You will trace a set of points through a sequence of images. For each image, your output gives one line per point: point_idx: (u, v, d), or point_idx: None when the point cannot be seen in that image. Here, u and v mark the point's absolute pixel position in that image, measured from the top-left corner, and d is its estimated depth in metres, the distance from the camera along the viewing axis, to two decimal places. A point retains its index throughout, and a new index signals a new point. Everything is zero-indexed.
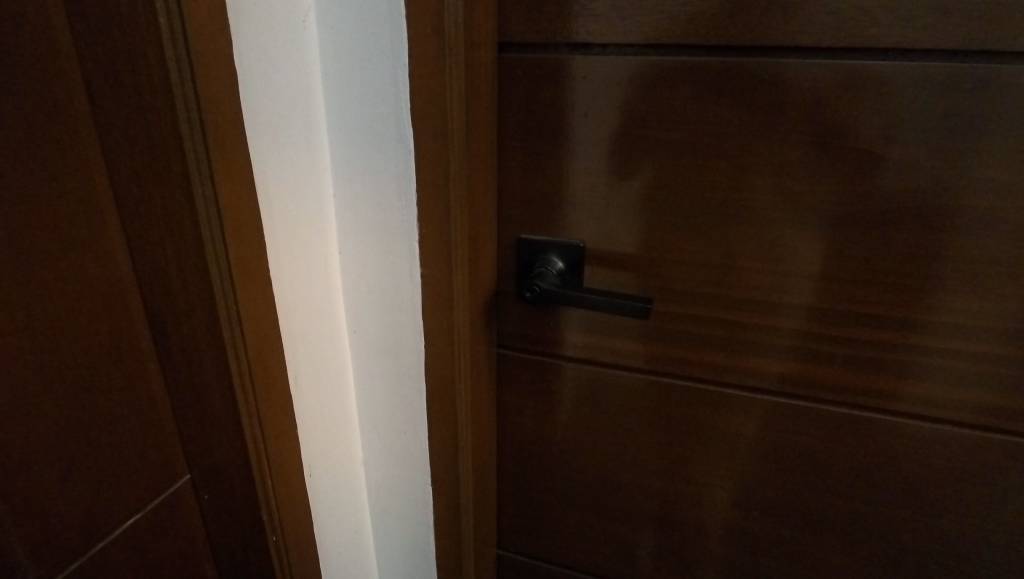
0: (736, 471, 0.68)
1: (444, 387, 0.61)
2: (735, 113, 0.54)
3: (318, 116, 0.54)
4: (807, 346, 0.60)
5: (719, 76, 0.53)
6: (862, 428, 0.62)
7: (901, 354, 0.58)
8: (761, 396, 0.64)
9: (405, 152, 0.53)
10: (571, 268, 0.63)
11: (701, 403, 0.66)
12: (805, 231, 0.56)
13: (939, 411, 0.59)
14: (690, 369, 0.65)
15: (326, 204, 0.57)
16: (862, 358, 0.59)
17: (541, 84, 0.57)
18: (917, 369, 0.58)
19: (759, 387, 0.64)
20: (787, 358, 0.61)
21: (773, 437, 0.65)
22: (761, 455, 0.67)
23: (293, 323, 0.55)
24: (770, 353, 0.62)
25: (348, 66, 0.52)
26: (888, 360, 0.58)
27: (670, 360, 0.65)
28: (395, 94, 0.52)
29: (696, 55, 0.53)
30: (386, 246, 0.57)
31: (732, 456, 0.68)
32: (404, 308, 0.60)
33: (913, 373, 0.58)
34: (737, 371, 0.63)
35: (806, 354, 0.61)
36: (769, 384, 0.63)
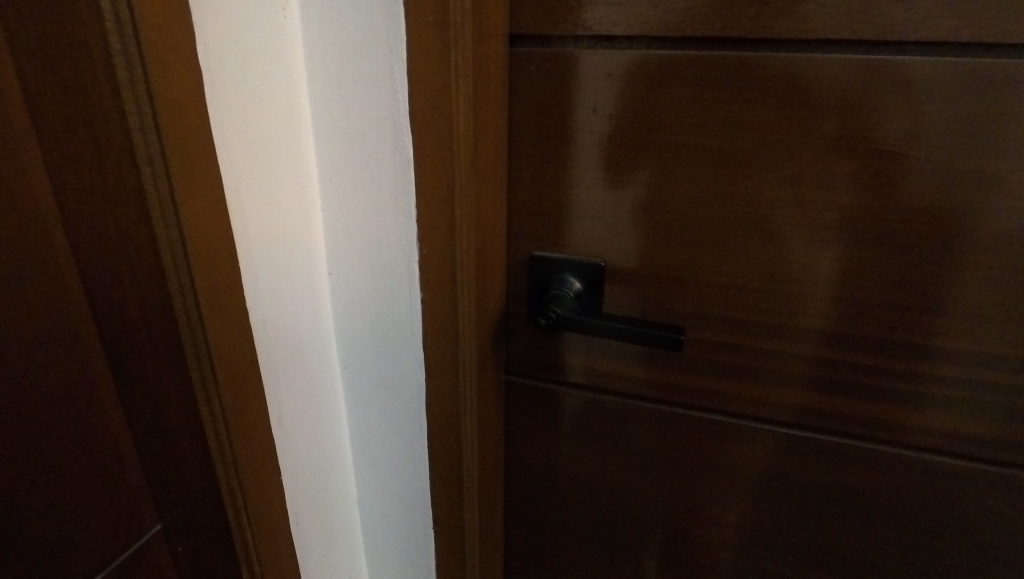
0: (753, 509, 0.61)
1: (448, 423, 0.55)
2: (783, 117, 0.46)
3: (303, 121, 0.47)
4: (849, 380, 0.53)
5: (765, 76, 0.46)
6: (913, 470, 0.55)
7: (960, 390, 0.51)
8: (769, 427, 0.57)
9: (403, 161, 0.46)
10: (591, 290, 0.56)
11: (717, 436, 0.59)
12: (844, 248, 0.49)
13: (983, 450, 0.52)
14: (700, 400, 0.58)
15: (313, 220, 0.50)
16: (892, 391, 0.52)
17: (558, 83, 0.50)
18: (932, 401, 0.52)
19: (768, 418, 0.57)
20: (794, 387, 0.55)
21: (811, 477, 0.58)
22: (783, 494, 0.59)
23: (277, 357, 0.48)
24: (776, 381, 0.55)
25: (338, 62, 0.45)
26: (913, 391, 0.52)
27: (692, 391, 0.58)
28: (392, 95, 0.44)
29: (739, 50, 0.46)
30: (383, 267, 0.51)
31: (739, 492, 0.61)
32: (403, 337, 0.53)
33: (930, 404, 0.52)
34: (746, 401, 0.57)
35: (818, 384, 0.54)
36: (790, 416, 0.56)
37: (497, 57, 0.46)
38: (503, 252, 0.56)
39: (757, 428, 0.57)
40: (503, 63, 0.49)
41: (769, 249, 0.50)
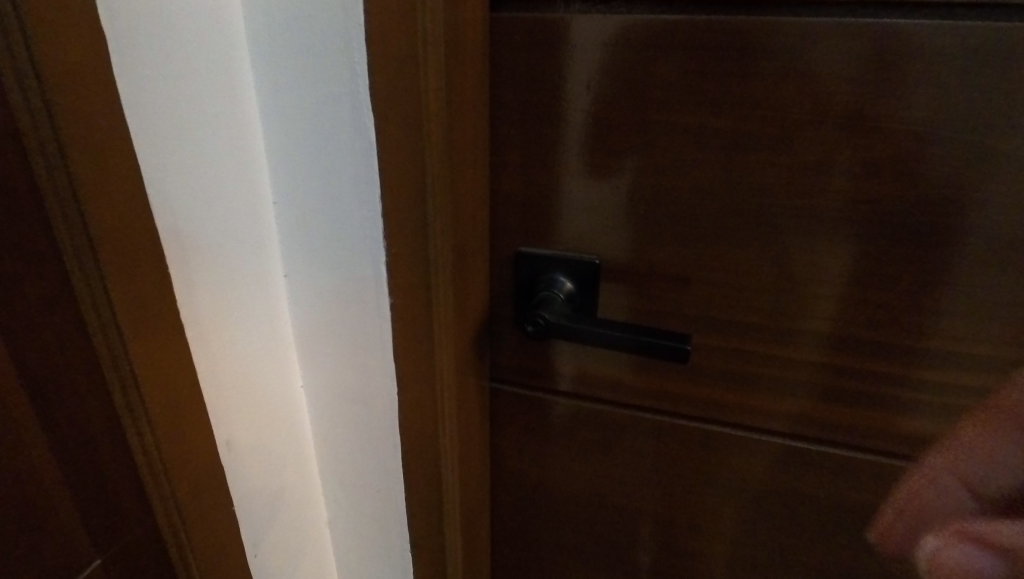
0: (759, 527, 0.56)
1: (424, 441, 0.49)
2: (808, 93, 0.40)
3: (246, 97, 0.39)
4: (868, 390, 0.47)
5: (788, 46, 0.39)
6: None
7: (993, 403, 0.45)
8: (778, 441, 0.51)
9: (365, 147, 0.39)
10: (584, 291, 0.49)
11: (722, 450, 0.53)
12: (874, 244, 0.43)
13: None
14: (704, 411, 0.52)
15: (264, 214, 0.43)
16: (919, 402, 0.47)
17: (546, 53, 0.43)
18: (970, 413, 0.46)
19: (777, 431, 0.51)
20: (808, 398, 0.49)
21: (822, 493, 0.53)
22: (788, 511, 0.54)
23: (223, 374, 0.42)
24: (788, 391, 0.49)
25: (286, 29, 0.38)
26: (944, 403, 0.46)
27: (694, 400, 0.52)
28: (349, 68, 0.37)
29: (758, 15, 0.39)
30: (346, 269, 0.44)
31: (745, 509, 0.55)
32: (371, 347, 0.46)
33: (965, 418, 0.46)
34: (753, 413, 0.51)
35: (836, 394, 0.48)
36: (802, 430, 0.50)
37: (473, 24, 0.39)
38: (484, 247, 0.49)
39: (765, 441, 0.52)
40: (482, 31, 0.42)
41: (785, 245, 0.44)
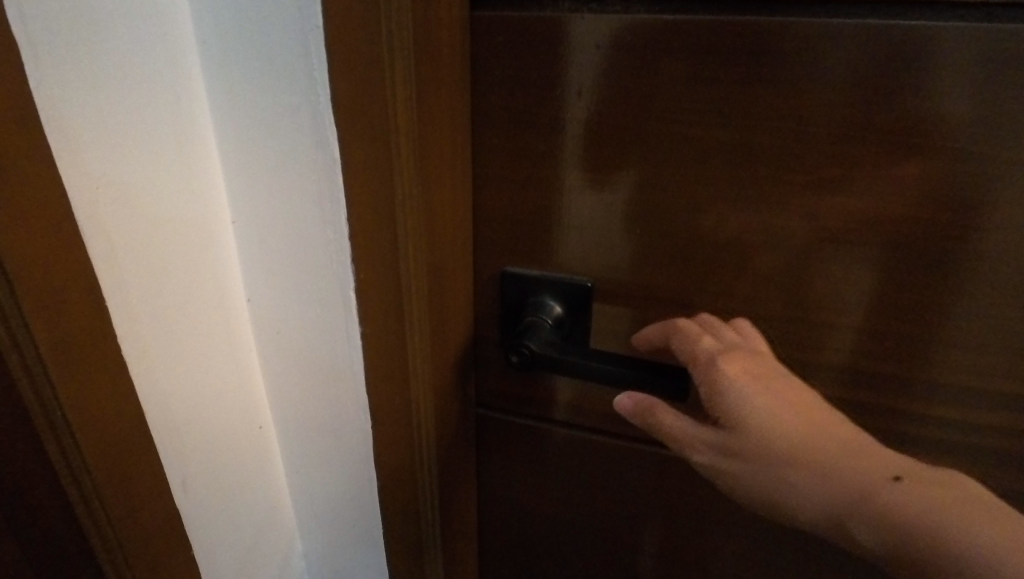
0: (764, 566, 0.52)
1: (402, 478, 0.45)
2: (824, 104, 0.35)
3: (197, 108, 0.36)
4: (877, 425, 0.44)
5: (802, 50, 0.35)
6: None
7: (1010, 442, 0.42)
8: None
9: (328, 162, 0.35)
10: (574, 315, 0.46)
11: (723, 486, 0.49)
12: (893, 271, 0.39)
13: None
14: None
15: (220, 232, 0.39)
16: (932, 439, 0.43)
17: (533, 57, 0.39)
18: (988, 453, 0.43)
19: None
20: None
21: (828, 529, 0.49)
22: (794, 550, 0.50)
23: (175, 409, 0.38)
24: None
25: (238, 30, 0.33)
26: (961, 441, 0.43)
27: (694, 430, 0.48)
28: (307, 75, 0.33)
29: (769, 14, 0.35)
30: (312, 294, 0.40)
31: (748, 547, 0.52)
32: (342, 377, 0.42)
33: (983, 457, 0.43)
34: None
35: None
36: None
37: (449, 26, 0.35)
38: (467, 266, 0.45)
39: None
40: (461, 32, 0.38)
41: (795, 270, 0.40)
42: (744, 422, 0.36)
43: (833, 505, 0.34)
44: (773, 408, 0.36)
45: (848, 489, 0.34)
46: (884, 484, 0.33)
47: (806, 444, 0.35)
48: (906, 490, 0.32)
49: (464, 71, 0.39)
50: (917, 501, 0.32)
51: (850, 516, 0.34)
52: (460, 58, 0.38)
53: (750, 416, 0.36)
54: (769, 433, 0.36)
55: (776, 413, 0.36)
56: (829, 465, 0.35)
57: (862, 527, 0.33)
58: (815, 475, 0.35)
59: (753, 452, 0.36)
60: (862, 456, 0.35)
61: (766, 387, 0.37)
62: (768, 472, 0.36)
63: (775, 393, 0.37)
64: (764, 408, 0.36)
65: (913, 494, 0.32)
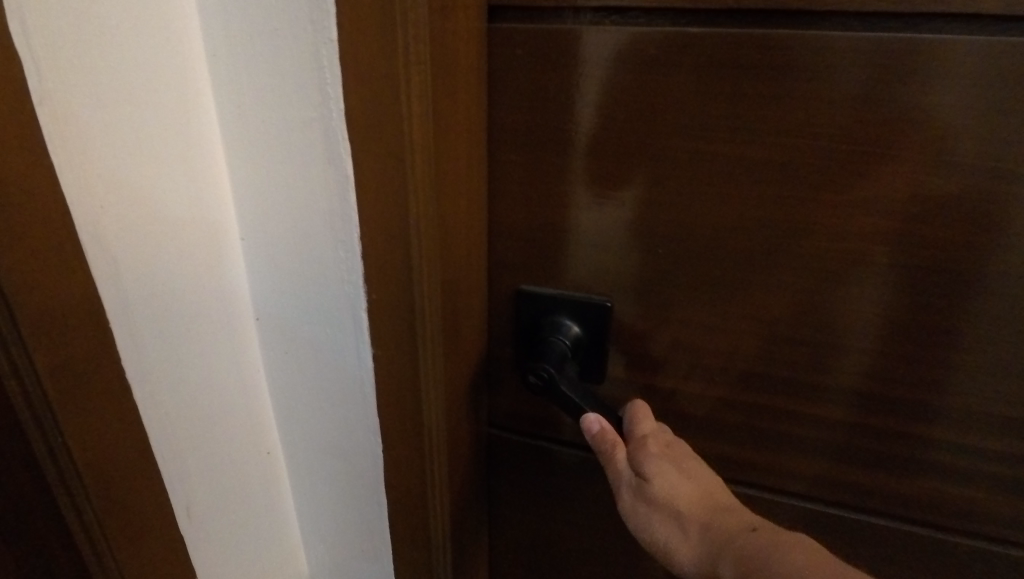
0: None
1: (412, 503, 0.43)
2: (857, 120, 0.34)
3: (206, 123, 0.35)
4: (903, 452, 0.42)
5: (835, 65, 0.33)
6: (970, 560, 0.44)
7: None
8: (804, 503, 0.46)
9: (340, 180, 0.34)
10: (592, 337, 0.44)
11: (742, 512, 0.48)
12: (926, 294, 0.37)
13: None
14: (724, 468, 0.47)
15: (228, 250, 0.38)
16: (962, 468, 0.41)
17: (551, 71, 0.38)
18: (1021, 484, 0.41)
19: (799, 492, 0.46)
20: (838, 459, 0.44)
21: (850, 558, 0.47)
22: None
23: (178, 432, 0.37)
24: (814, 451, 0.44)
25: (250, 43, 0.32)
26: (992, 471, 0.41)
27: (709, 449, 0.46)
28: (319, 89, 0.32)
29: (800, 27, 0.33)
30: (322, 314, 0.39)
31: None
32: (352, 399, 0.41)
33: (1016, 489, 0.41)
34: (776, 471, 0.46)
35: (871, 456, 0.43)
36: (831, 492, 0.45)
37: (466, 40, 0.34)
38: (481, 284, 0.44)
39: (784, 501, 0.46)
40: (478, 45, 0.37)
41: (823, 293, 0.39)
42: (647, 484, 0.38)
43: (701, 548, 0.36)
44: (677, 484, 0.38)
45: (713, 536, 0.36)
46: (740, 530, 0.35)
47: (694, 511, 0.38)
48: (760, 538, 0.34)
49: (480, 84, 0.38)
50: (760, 544, 0.34)
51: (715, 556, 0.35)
52: (477, 71, 0.37)
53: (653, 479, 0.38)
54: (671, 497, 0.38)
55: (676, 487, 0.38)
56: (706, 521, 0.37)
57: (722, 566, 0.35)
58: (696, 530, 0.37)
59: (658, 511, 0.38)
60: (735, 517, 0.37)
61: (679, 470, 0.39)
62: (668, 530, 0.38)
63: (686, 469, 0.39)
64: (670, 481, 0.39)
65: (762, 540, 0.34)
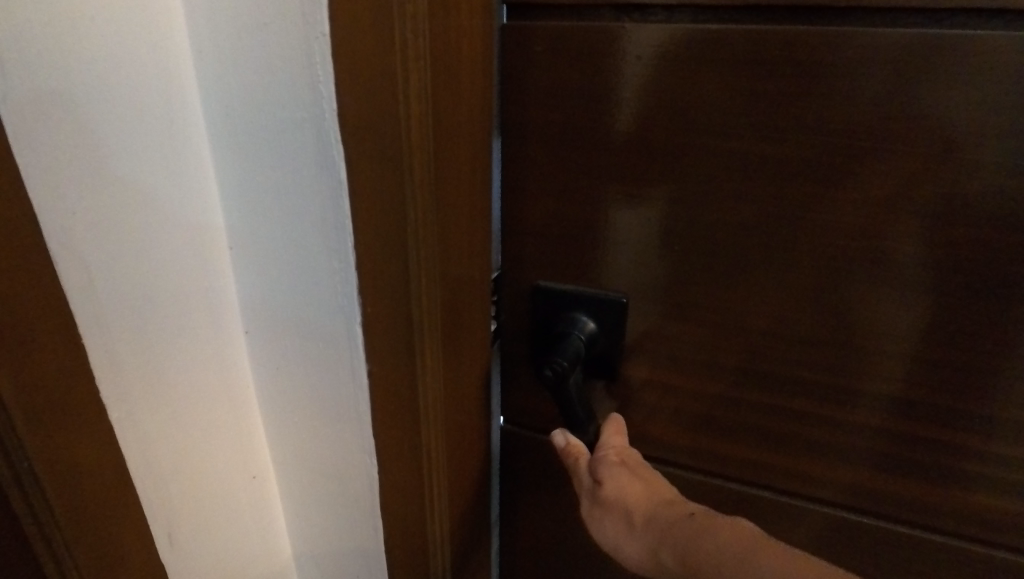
0: None
1: (411, 528, 0.41)
2: (892, 120, 0.31)
3: (192, 126, 0.32)
4: (941, 479, 0.39)
5: (866, 63, 0.31)
6: None
7: None
8: (832, 533, 0.43)
9: (334, 185, 0.31)
10: (609, 336, 0.42)
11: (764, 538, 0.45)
12: (970, 312, 0.34)
13: None
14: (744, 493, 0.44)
15: (215, 256, 0.35)
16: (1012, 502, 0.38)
17: (563, 72, 0.36)
18: None
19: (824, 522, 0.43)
20: (869, 488, 0.40)
21: None
22: None
23: (160, 452, 0.35)
24: (843, 479, 0.41)
25: (239, 38, 0.30)
26: None
27: (728, 464, 0.43)
28: (312, 88, 0.29)
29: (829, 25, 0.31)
30: (315, 327, 0.36)
31: None
32: (347, 418, 0.39)
33: None
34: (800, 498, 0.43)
35: (907, 485, 0.40)
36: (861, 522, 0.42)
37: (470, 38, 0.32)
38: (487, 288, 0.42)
39: (806, 523, 0.43)
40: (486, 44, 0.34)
41: (854, 309, 0.36)
42: (601, 486, 0.38)
43: (650, 545, 0.34)
44: (629, 487, 0.38)
45: (657, 529, 0.35)
46: (680, 519, 0.34)
47: (643, 509, 0.36)
48: (695, 524, 0.33)
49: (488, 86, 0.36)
50: (703, 534, 0.32)
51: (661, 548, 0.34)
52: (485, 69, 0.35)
53: (605, 482, 0.38)
54: (622, 496, 0.37)
55: (627, 487, 0.38)
56: (651, 516, 0.36)
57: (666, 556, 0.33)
58: (641, 525, 0.36)
59: (612, 511, 0.37)
60: (679, 509, 0.35)
61: (635, 473, 0.39)
62: (620, 529, 0.37)
63: (642, 474, 0.39)
64: (622, 481, 0.38)
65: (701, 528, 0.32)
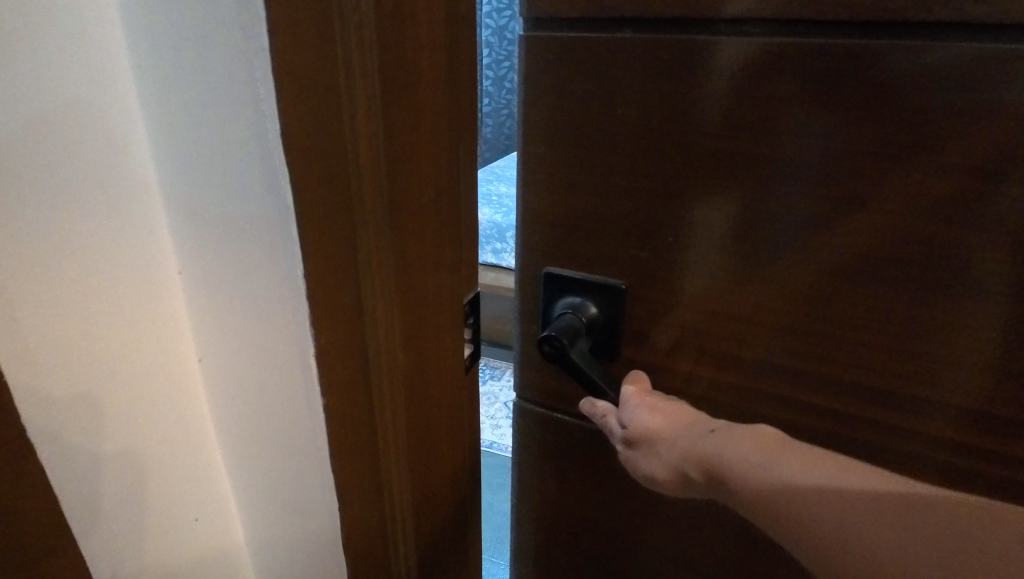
0: None
1: (373, 563, 0.39)
2: (872, 126, 0.32)
3: (134, 144, 0.30)
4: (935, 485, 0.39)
5: (863, 73, 0.32)
6: None
7: None
8: None
9: (281, 210, 0.29)
10: (607, 319, 0.43)
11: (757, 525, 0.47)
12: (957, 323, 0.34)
13: None
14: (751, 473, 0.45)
15: (158, 270, 0.33)
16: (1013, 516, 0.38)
17: (580, 81, 0.38)
18: None
19: None
20: None
21: None
22: None
23: (101, 482, 0.33)
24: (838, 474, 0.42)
25: (177, 43, 0.28)
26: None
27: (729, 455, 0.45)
28: (254, 104, 0.27)
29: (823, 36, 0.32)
30: (269, 356, 0.34)
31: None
32: (304, 452, 0.36)
33: None
34: None
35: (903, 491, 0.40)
36: None
37: (434, 62, 0.31)
38: (464, 302, 0.40)
39: None
40: (459, 66, 0.33)
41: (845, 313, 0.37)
42: (631, 432, 0.40)
43: (687, 468, 0.36)
44: (656, 426, 0.39)
45: (690, 456, 0.36)
46: (711, 440, 0.35)
47: (673, 442, 0.38)
48: (725, 443, 0.34)
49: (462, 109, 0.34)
50: (741, 453, 0.33)
51: (698, 471, 0.35)
52: (463, 80, 0.34)
53: (633, 427, 0.40)
54: (655, 435, 0.39)
55: (655, 427, 0.39)
56: (679, 446, 0.37)
57: (702, 474, 0.35)
58: (672, 455, 0.37)
59: (651, 450, 0.39)
60: (702, 433, 0.36)
61: (661, 413, 0.40)
62: (656, 461, 0.39)
63: (668, 412, 0.40)
64: (650, 423, 0.39)
65: (736, 449, 0.33)
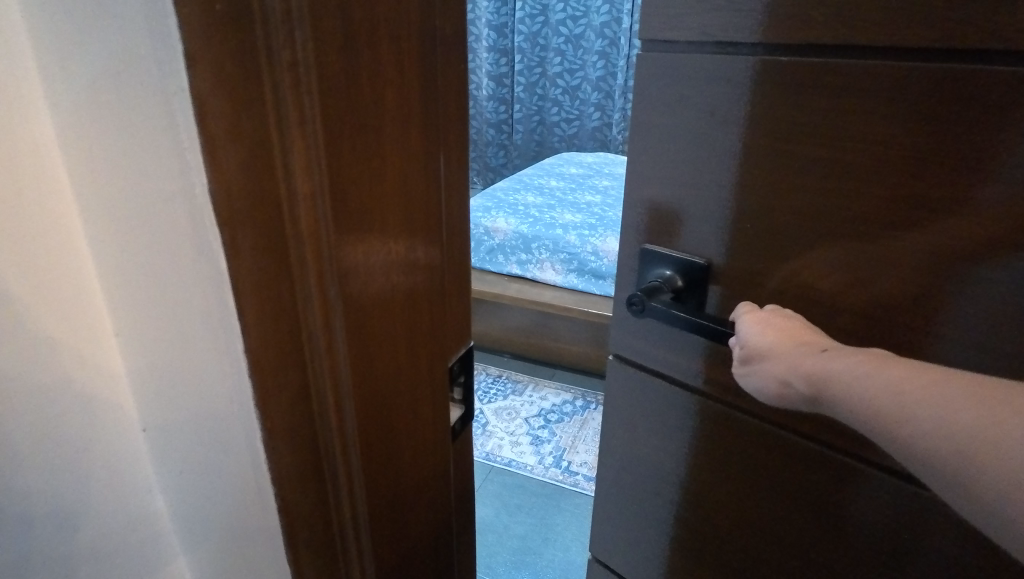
0: None
1: None
2: (970, 172, 0.28)
3: (54, 201, 0.26)
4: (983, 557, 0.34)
5: (955, 110, 0.28)
6: None
7: None
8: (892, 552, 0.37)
9: (211, 277, 0.25)
10: (697, 293, 0.40)
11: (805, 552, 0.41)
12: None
13: None
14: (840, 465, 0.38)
15: (93, 335, 0.29)
16: None
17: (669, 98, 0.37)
18: None
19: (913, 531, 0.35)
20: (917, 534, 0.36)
21: None
22: None
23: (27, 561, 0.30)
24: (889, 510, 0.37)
25: (89, 76, 0.23)
26: None
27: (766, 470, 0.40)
28: (176, 155, 0.23)
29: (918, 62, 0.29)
30: (213, 431, 0.30)
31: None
32: (253, 533, 0.32)
33: None
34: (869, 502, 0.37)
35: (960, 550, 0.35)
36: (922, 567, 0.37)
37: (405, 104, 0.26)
38: (450, 363, 0.35)
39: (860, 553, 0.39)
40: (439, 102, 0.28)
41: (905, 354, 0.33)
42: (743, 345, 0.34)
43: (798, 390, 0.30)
44: (766, 341, 0.33)
45: (801, 378, 0.30)
46: (828, 359, 0.29)
47: (784, 357, 0.31)
48: (838, 365, 0.28)
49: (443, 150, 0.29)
50: (860, 372, 0.27)
51: (810, 392, 0.29)
52: (446, 118, 0.29)
53: (744, 341, 0.34)
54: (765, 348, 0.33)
55: (768, 338, 0.33)
56: (792, 362, 0.31)
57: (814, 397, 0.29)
58: (780, 371, 0.31)
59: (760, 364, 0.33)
60: (821, 351, 0.30)
61: (777, 329, 0.33)
62: (764, 377, 0.32)
63: (785, 327, 0.33)
64: (762, 337, 0.33)
65: (850, 372, 0.27)
